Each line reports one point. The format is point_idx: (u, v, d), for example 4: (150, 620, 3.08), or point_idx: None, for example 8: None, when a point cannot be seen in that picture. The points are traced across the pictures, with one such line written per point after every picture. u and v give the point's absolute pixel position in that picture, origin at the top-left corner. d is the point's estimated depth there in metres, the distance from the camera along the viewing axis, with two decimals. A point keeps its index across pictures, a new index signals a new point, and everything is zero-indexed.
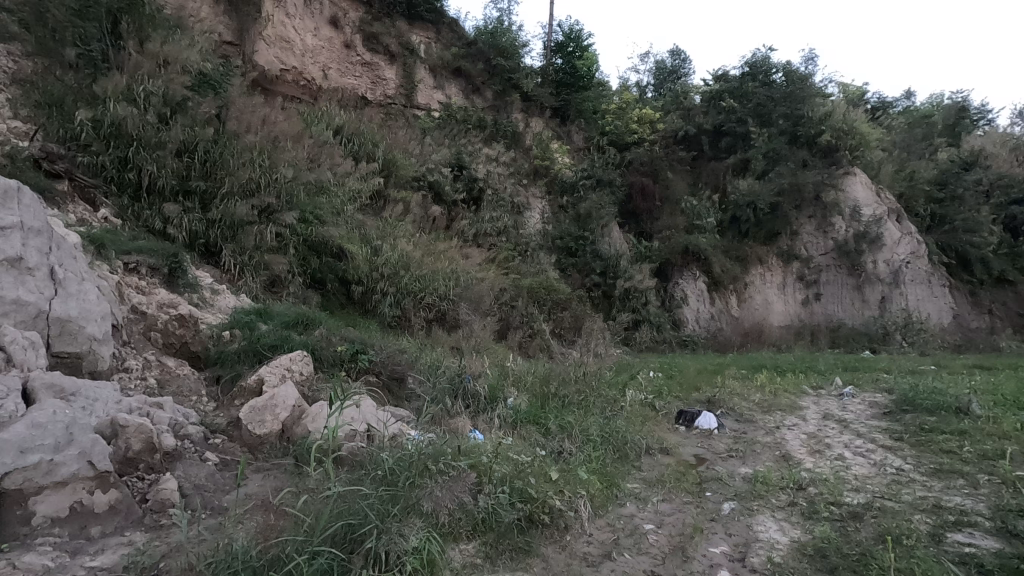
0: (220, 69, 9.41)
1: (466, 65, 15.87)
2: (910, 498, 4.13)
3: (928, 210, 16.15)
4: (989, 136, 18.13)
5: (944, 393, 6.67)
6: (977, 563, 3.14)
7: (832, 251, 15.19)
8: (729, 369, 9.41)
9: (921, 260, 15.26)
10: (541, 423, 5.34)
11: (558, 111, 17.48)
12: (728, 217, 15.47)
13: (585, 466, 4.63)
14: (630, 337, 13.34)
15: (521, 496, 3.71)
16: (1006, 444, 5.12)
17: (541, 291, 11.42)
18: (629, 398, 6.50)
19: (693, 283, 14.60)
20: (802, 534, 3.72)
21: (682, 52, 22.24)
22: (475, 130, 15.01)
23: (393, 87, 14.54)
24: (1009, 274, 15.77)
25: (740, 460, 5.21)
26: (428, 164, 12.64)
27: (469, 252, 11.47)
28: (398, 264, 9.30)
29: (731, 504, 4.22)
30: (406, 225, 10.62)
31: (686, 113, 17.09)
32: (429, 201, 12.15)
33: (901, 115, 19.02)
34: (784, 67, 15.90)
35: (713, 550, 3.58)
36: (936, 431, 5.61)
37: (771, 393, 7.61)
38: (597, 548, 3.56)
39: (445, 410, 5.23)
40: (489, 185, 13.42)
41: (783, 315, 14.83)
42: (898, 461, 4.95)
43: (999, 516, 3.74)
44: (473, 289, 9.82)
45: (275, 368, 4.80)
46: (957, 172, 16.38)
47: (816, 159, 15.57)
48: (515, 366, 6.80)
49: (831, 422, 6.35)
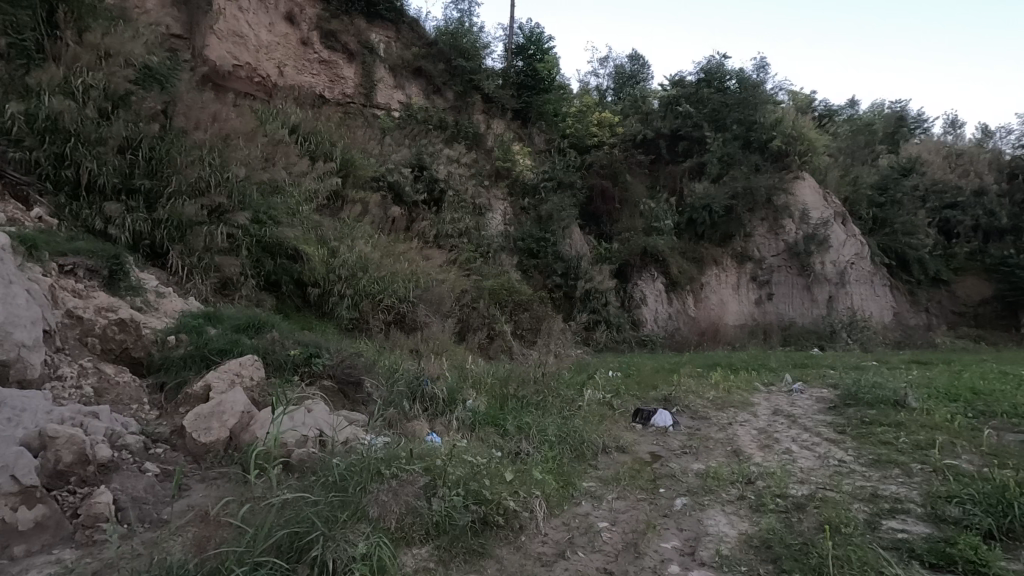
0: (167, 62, 9.04)
1: (426, 65, 15.76)
2: (849, 488, 4.32)
3: (870, 214, 16.98)
4: (925, 144, 19.20)
5: (884, 387, 7.02)
6: (909, 548, 3.30)
7: (783, 252, 15.74)
8: (685, 368, 9.63)
9: (865, 261, 16.01)
10: (499, 425, 5.35)
11: (519, 113, 17.56)
12: (685, 219, 15.86)
13: (542, 466, 4.64)
14: (589, 338, 13.51)
15: (476, 498, 3.69)
16: (938, 434, 5.41)
17: (502, 292, 11.43)
18: (587, 398, 6.57)
19: (652, 283, 14.89)
20: (750, 526, 3.83)
21: (641, 57, 22.69)
22: (436, 131, 14.92)
23: (352, 86, 14.30)
24: (944, 274, 16.70)
25: (694, 456, 5.33)
26: (388, 164, 12.49)
27: (430, 254, 11.40)
28: (356, 266, 9.12)
29: (683, 500, 4.31)
30: (365, 226, 10.44)
31: (644, 118, 17.45)
32: (388, 201, 12.00)
33: (845, 123, 19.91)
34: (737, 74, 16.46)
35: (665, 546, 3.64)
36: (875, 423, 5.90)
37: (724, 390, 7.83)
38: (552, 548, 3.58)
39: (402, 413, 5.16)
40: (451, 186, 13.34)
41: (738, 315, 15.28)
42: (841, 453, 5.16)
43: (930, 502, 3.94)
44: (433, 290, 9.74)
45: (223, 373, 4.65)
46: (896, 178, 17.28)
47: (768, 164, 16.14)
48: (474, 367, 6.78)
49: (780, 417, 6.59)
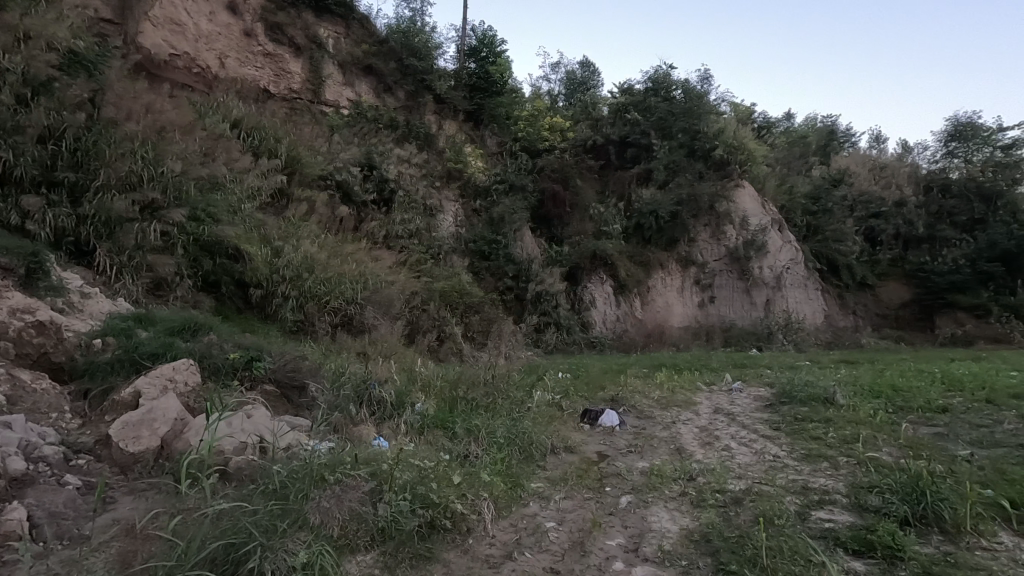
0: (96, 48, 8.49)
1: (377, 63, 15.55)
2: (783, 482, 4.55)
3: (804, 222, 17.94)
4: (853, 156, 20.50)
5: (815, 386, 7.44)
6: (834, 537, 3.51)
7: (725, 257, 16.40)
8: (632, 369, 9.87)
9: (799, 265, 16.87)
10: (448, 428, 5.32)
11: (471, 115, 17.56)
12: (633, 224, 16.24)
13: (490, 468, 4.64)
14: (539, 339, 13.64)
15: (423, 502, 3.65)
16: (862, 429, 5.77)
17: (453, 294, 11.35)
18: (536, 399, 6.63)
19: (600, 286, 15.21)
20: (690, 521, 3.97)
21: (591, 65, 23.14)
22: (386, 130, 14.70)
23: (299, 81, 13.87)
24: (869, 279, 17.85)
25: (639, 455, 5.46)
26: (336, 162, 12.20)
27: (379, 254, 11.21)
28: (302, 267, 8.84)
29: (628, 498, 4.41)
30: (311, 226, 10.13)
31: (594, 123, 17.80)
32: (336, 200, 11.71)
33: (782, 134, 20.99)
34: (682, 84, 17.08)
35: (610, 543, 3.71)
36: (807, 420, 6.23)
37: (669, 390, 8.08)
38: (499, 549, 3.58)
39: (348, 417, 5.04)
40: (401, 186, 13.18)
41: (682, 317, 15.79)
42: (776, 449, 5.42)
43: (855, 492, 4.19)
44: (382, 292, 9.57)
45: (155, 378, 4.41)
46: (827, 188, 18.35)
47: (710, 172, 16.79)
48: (423, 370, 6.71)
49: (721, 415, 6.85)
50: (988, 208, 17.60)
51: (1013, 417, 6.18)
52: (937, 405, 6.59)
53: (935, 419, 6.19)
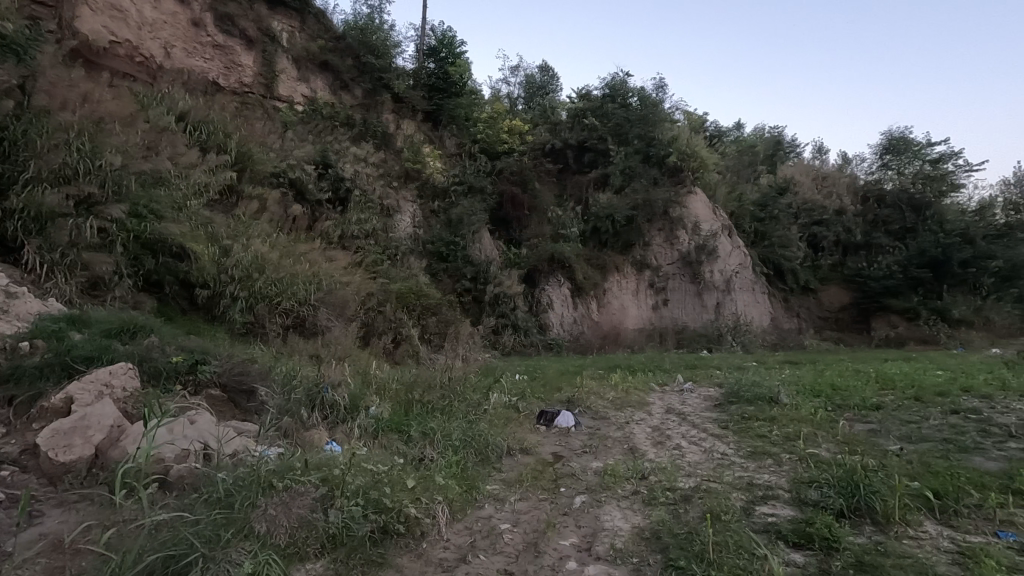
0: (27, 32, 7.97)
1: (333, 60, 15.24)
2: (730, 478, 4.72)
3: (752, 228, 18.66)
4: (798, 166, 21.47)
5: (761, 386, 7.75)
6: (776, 530, 3.67)
7: (677, 261, 16.87)
8: (587, 370, 10.00)
9: (747, 270, 17.52)
10: (403, 431, 5.26)
11: (429, 115, 17.43)
12: (590, 228, 16.47)
13: (445, 471, 4.61)
14: (497, 341, 13.67)
15: (376, 506, 3.60)
16: (803, 426, 6.05)
17: (410, 295, 11.20)
18: (493, 401, 6.63)
19: (558, 288, 15.38)
20: (642, 519, 4.06)
21: (550, 69, 23.37)
22: (342, 128, 14.40)
23: (250, 75, 13.43)
24: (812, 284, 18.72)
25: (593, 455, 5.54)
26: (289, 159, 11.86)
27: (334, 255, 10.97)
28: (252, 267, 8.53)
29: (582, 498, 4.47)
30: (262, 224, 9.81)
31: (553, 127, 17.99)
32: (289, 199, 11.39)
33: (732, 143, 21.78)
34: (639, 91, 17.48)
35: (564, 543, 3.75)
36: (753, 418, 6.49)
37: (623, 391, 8.24)
38: (454, 553, 3.56)
39: (299, 422, 4.89)
40: (357, 185, 12.94)
41: (637, 319, 16.13)
42: (723, 447, 5.60)
43: (796, 487, 4.38)
44: (337, 293, 9.36)
45: (90, 384, 4.17)
46: (773, 196, 19.15)
47: (665, 177, 17.23)
48: (378, 372, 6.61)
49: (672, 415, 7.03)
50: (918, 218, 18.75)
51: (938, 414, 6.60)
52: (871, 403, 6.97)
53: (870, 416, 6.54)
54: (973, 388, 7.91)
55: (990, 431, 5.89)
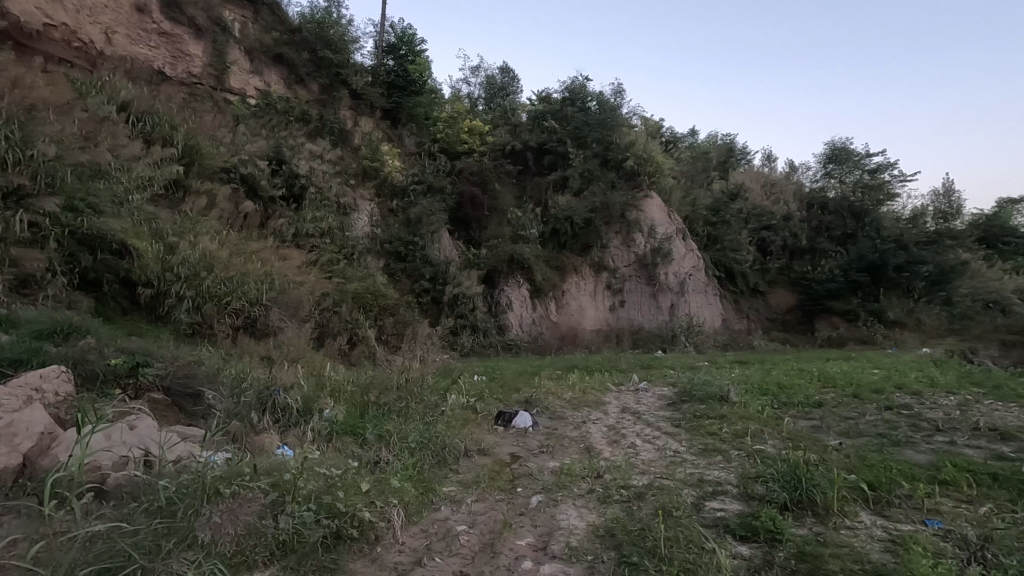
0: None
1: (288, 53, 14.87)
2: (681, 475, 4.85)
3: (705, 232, 19.24)
4: (748, 173, 22.29)
5: (712, 385, 8.00)
6: (724, 524, 3.80)
7: (634, 263, 17.22)
8: (546, 371, 10.07)
9: (700, 272, 18.04)
10: (358, 433, 5.17)
11: (388, 113, 17.19)
12: (549, 229, 16.60)
13: (401, 474, 4.55)
14: (455, 342, 13.63)
15: (329, 511, 3.51)
16: (751, 423, 6.28)
17: (367, 296, 11.02)
18: (450, 402, 6.59)
19: (517, 289, 15.44)
20: (597, 517, 4.12)
21: (510, 71, 23.44)
22: (297, 123, 14.02)
23: (199, 65, 12.92)
24: (761, 287, 19.45)
25: (550, 455, 5.59)
26: (241, 154, 11.47)
27: (287, 253, 10.67)
28: (200, 265, 8.18)
29: (538, 497, 4.50)
30: (210, 221, 9.43)
31: (513, 129, 18.05)
32: (240, 195, 11.00)
33: (687, 149, 22.40)
34: (598, 96, 17.75)
35: (520, 543, 3.77)
36: (704, 416, 6.70)
37: (580, 391, 8.34)
38: (409, 556, 3.53)
39: (248, 426, 4.73)
40: (313, 183, 12.63)
41: (595, 320, 16.36)
42: (676, 445, 5.76)
43: (744, 482, 4.55)
44: (290, 293, 9.10)
45: (19, 388, 3.93)
46: (725, 202, 19.80)
47: (622, 181, 17.56)
48: (333, 374, 6.47)
49: (627, 414, 7.17)
50: (858, 225, 19.77)
51: (874, 410, 6.98)
52: (813, 400, 7.32)
53: (812, 413, 6.87)
54: (906, 386, 8.41)
55: (920, 425, 6.28)
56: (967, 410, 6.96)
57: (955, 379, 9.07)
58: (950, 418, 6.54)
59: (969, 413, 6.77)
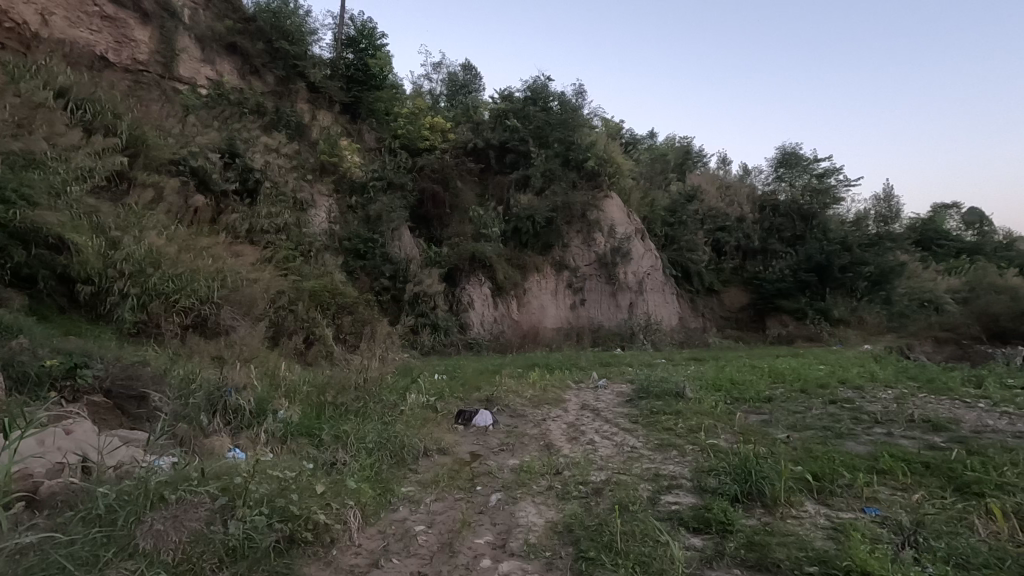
0: None
1: (242, 42, 14.39)
2: (638, 470, 4.96)
3: (663, 232, 19.67)
4: (704, 175, 22.92)
5: (668, 381, 8.20)
6: (678, 517, 3.90)
7: (594, 262, 17.43)
8: (506, 369, 10.08)
9: (658, 271, 18.43)
10: (314, 435, 5.06)
11: (347, 107, 16.84)
12: (511, 228, 16.63)
13: (358, 475, 4.48)
14: (415, 341, 13.51)
15: (281, 515, 3.42)
16: (705, 418, 6.47)
17: (324, 294, 10.77)
18: (410, 402, 6.52)
19: (478, 288, 15.41)
20: (555, 514, 4.16)
21: (473, 68, 23.35)
22: (251, 115, 13.57)
23: (146, 52, 12.35)
24: (715, 286, 20.04)
25: (510, 453, 5.60)
26: (191, 146, 11.01)
27: (240, 250, 10.32)
28: (145, 261, 7.81)
29: (498, 495, 4.51)
30: (157, 215, 9.01)
31: (475, 127, 18.01)
32: (190, 188, 10.57)
33: (646, 151, 22.83)
34: (559, 96, 17.89)
35: (478, 542, 3.76)
36: (661, 412, 6.86)
37: (541, 389, 8.39)
38: (365, 558, 3.48)
39: (197, 429, 4.56)
40: (268, 177, 12.25)
41: (556, 318, 16.51)
42: (633, 441, 5.87)
43: (697, 476, 4.68)
44: (243, 290, 8.80)
45: None
46: (682, 203, 20.29)
47: (583, 181, 17.75)
48: (288, 374, 6.30)
49: (587, 411, 7.27)
50: (806, 227, 20.63)
51: (819, 404, 7.31)
52: (763, 396, 7.60)
53: (762, 407, 7.13)
54: (849, 380, 8.83)
55: (862, 418, 6.61)
56: (904, 403, 7.37)
57: (892, 374, 9.62)
58: (888, 411, 6.91)
59: (905, 406, 7.17)
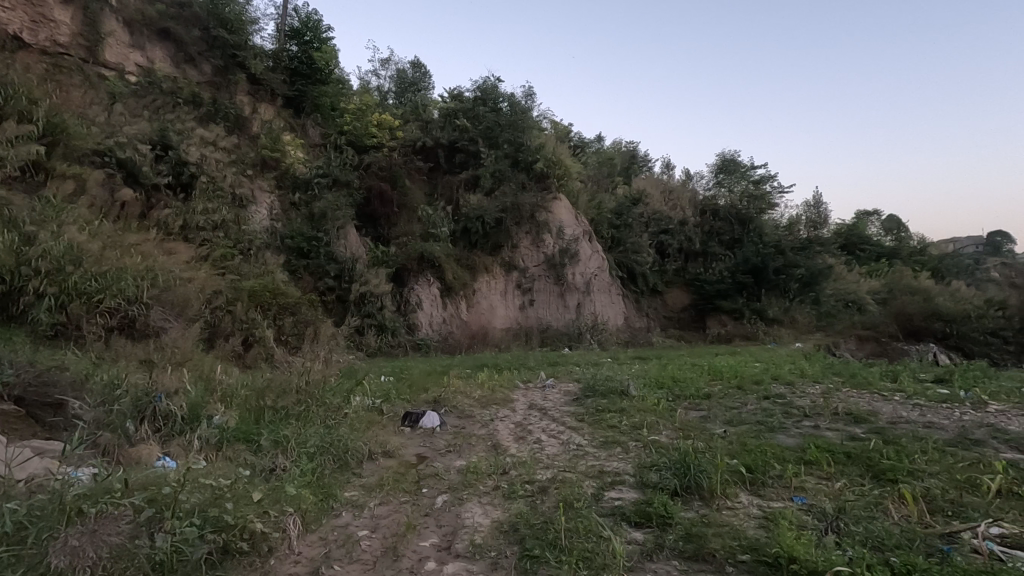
0: None
1: (175, 28, 13.67)
2: (583, 467, 5.05)
3: (609, 234, 20.08)
4: (650, 178, 23.58)
5: (613, 380, 8.40)
6: (621, 513, 3.99)
7: (543, 263, 17.58)
8: (454, 369, 10.04)
9: (605, 272, 18.76)
10: (252, 440, 4.88)
11: (291, 101, 16.27)
12: (460, 228, 16.54)
13: (299, 481, 4.35)
14: (361, 342, 13.22)
15: (214, 525, 3.26)
16: (648, 415, 6.67)
17: (265, 293, 10.34)
18: (354, 404, 6.37)
19: (427, 288, 15.26)
20: (501, 513, 4.17)
21: (422, 66, 23.11)
22: (186, 106, 12.89)
23: (67, 34, 11.53)
24: (659, 287, 20.65)
25: (457, 454, 5.57)
26: (117, 136, 10.35)
27: (172, 248, 9.78)
28: (65, 258, 7.28)
29: (444, 497, 4.49)
30: (79, 209, 8.42)
31: (424, 125, 17.78)
32: (116, 181, 9.94)
33: (594, 154, 23.24)
34: (509, 97, 17.88)
35: (423, 544, 3.72)
36: (606, 410, 7.02)
37: (489, 388, 8.41)
38: (305, 567, 3.38)
39: (122, 437, 4.29)
40: (204, 171, 11.69)
41: (505, 319, 16.56)
42: (579, 439, 5.97)
43: (639, 472, 4.80)
44: (175, 289, 8.33)
45: None
46: (628, 206, 20.79)
47: (532, 182, 17.85)
48: (224, 378, 6.01)
49: (534, 410, 7.33)
50: (744, 231, 21.58)
51: (754, 400, 7.67)
52: (702, 392, 7.91)
53: (701, 403, 7.43)
54: (781, 377, 9.32)
55: (792, 412, 7.00)
56: (829, 397, 7.85)
57: (820, 370, 10.22)
58: (816, 405, 7.35)
59: (830, 400, 7.65)
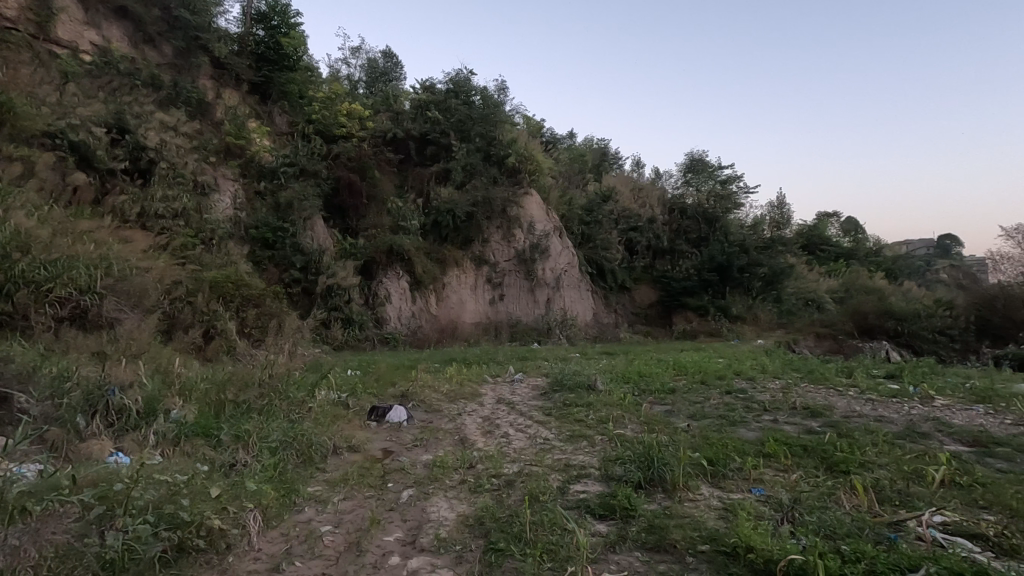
0: None
1: (133, 7, 13.22)
2: (549, 461, 5.08)
3: (579, 230, 20.21)
4: (620, 175, 23.84)
5: (581, 375, 8.49)
6: (586, 505, 4.04)
7: (513, 258, 17.58)
8: (422, 364, 9.95)
9: (575, 268, 18.88)
10: (212, 435, 4.73)
11: (256, 87, 15.86)
12: (430, 221, 16.38)
13: (260, 476, 4.25)
14: (327, 335, 12.98)
15: (170, 522, 3.15)
16: (614, 409, 6.76)
17: (227, 284, 10.05)
18: (319, 399, 6.26)
19: (396, 282, 15.07)
20: (467, 507, 4.17)
21: (394, 56, 22.81)
22: (144, 88, 12.32)
23: (15, 8, 10.95)
24: (627, 284, 20.91)
25: (423, 449, 5.54)
26: (70, 117, 9.88)
27: (129, 236, 9.42)
28: (12, 245, 6.92)
29: (409, 491, 4.45)
30: (27, 193, 8.03)
31: (395, 116, 17.55)
32: (68, 164, 9.49)
33: (565, 150, 23.36)
34: (482, 91, 17.79)
35: (388, 539, 3.68)
36: (574, 404, 7.08)
37: (457, 383, 8.39)
38: (265, 564, 3.32)
39: (72, 433, 4.12)
40: (163, 156, 11.28)
41: (474, 313, 16.51)
42: (545, 433, 6.01)
43: (605, 465, 4.86)
44: (131, 279, 8.02)
45: None
46: (598, 203, 20.97)
47: (503, 177, 17.81)
48: (182, 371, 5.82)
49: (502, 405, 7.33)
50: (710, 229, 22.02)
51: (717, 394, 7.86)
52: (667, 387, 8.06)
53: (666, 398, 7.57)
54: (743, 372, 9.57)
55: (752, 406, 7.20)
56: (788, 392, 8.09)
57: (781, 366, 10.51)
58: (776, 399, 7.57)
59: (789, 395, 7.89)
